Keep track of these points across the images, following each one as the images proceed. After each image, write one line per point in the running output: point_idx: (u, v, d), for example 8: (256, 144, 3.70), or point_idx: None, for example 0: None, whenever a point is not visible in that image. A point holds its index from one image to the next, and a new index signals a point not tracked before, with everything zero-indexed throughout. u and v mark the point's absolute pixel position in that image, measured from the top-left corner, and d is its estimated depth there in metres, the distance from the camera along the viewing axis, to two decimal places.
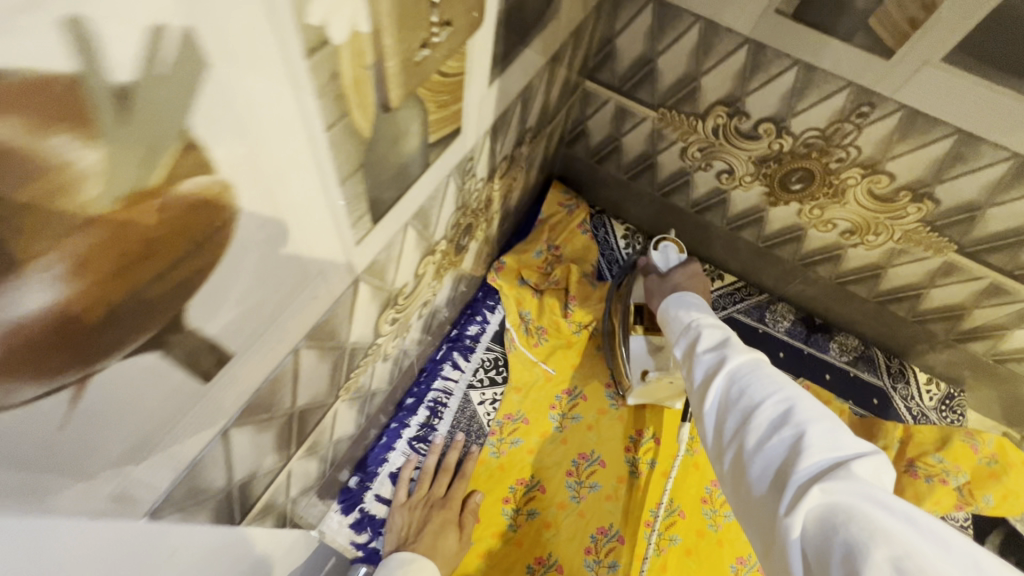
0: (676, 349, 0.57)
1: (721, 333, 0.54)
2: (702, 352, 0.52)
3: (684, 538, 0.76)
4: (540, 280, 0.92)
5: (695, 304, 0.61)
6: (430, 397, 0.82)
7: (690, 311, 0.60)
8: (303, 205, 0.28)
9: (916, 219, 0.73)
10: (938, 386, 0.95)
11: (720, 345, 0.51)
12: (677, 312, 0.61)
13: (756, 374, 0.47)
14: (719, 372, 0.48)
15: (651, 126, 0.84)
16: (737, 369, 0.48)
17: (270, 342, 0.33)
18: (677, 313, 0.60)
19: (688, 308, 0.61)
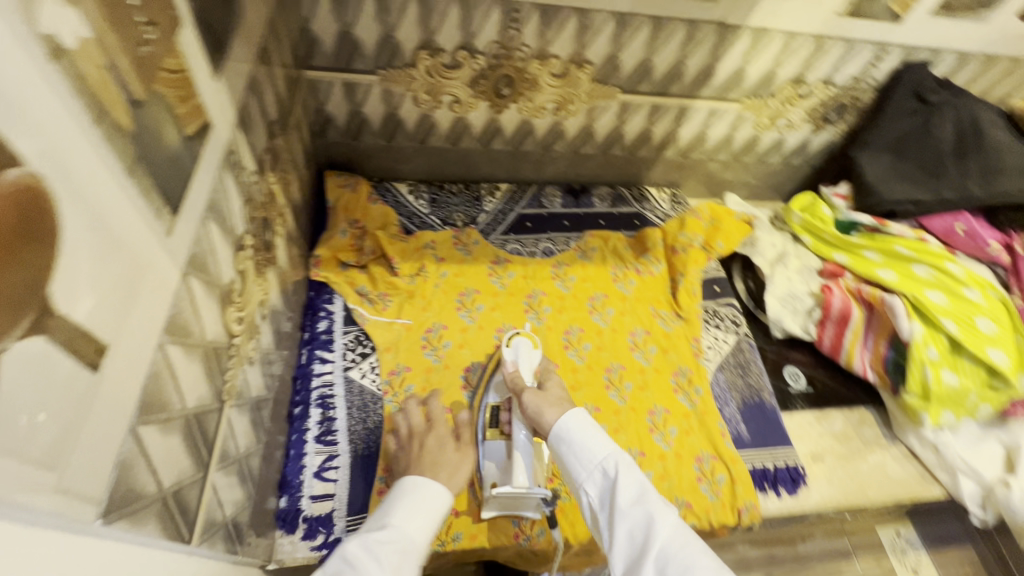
0: (590, 489, 0.68)
1: (627, 487, 0.64)
2: (625, 510, 0.62)
3: (567, 379, 0.97)
4: (358, 257, 1.01)
5: (585, 428, 0.72)
6: (315, 397, 0.86)
7: (585, 442, 0.70)
8: (105, 198, 0.34)
9: (589, 80, 0.99)
10: (666, 191, 1.29)
11: (639, 524, 0.61)
12: (574, 446, 0.70)
13: (682, 563, 0.57)
14: (655, 560, 0.58)
15: (380, 89, 0.96)
16: (671, 553, 0.58)
17: (136, 336, 0.38)
18: (578, 447, 0.70)
19: (584, 436, 0.71)
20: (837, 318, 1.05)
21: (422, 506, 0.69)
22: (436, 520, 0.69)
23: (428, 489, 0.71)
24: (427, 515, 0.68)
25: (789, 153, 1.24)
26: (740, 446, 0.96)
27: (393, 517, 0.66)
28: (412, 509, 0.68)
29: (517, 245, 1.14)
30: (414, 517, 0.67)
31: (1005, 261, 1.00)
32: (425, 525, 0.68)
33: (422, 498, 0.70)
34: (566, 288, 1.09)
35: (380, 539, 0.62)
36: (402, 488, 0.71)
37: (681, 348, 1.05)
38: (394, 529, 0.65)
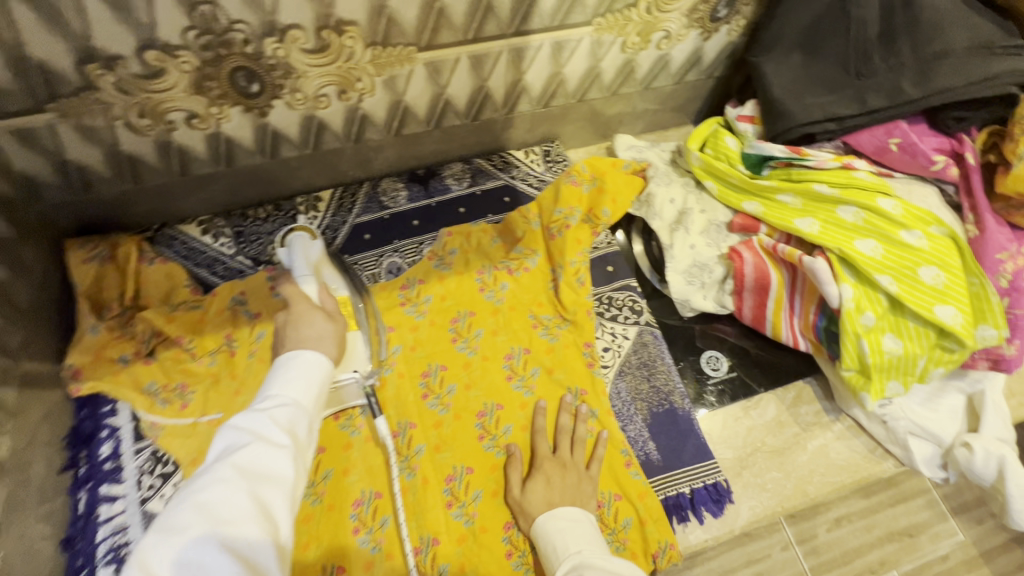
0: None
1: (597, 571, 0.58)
2: None
3: (428, 440, 0.79)
4: (137, 346, 0.78)
5: (568, 519, 0.67)
6: (104, 551, 0.69)
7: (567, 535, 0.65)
8: None
9: (363, 46, 0.71)
10: (537, 150, 1.03)
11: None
12: (554, 539, 0.66)
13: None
14: None
15: (71, 126, 0.68)
16: None
17: None
18: (557, 541, 0.65)
19: (566, 532, 0.66)
20: (753, 286, 0.84)
21: (298, 372, 0.59)
22: (321, 382, 0.60)
23: (302, 359, 0.61)
24: (307, 377, 0.59)
25: (680, 71, 0.97)
26: (650, 473, 0.79)
27: (273, 388, 0.57)
28: (285, 373, 0.58)
29: (354, 271, 0.91)
30: (294, 383, 0.57)
31: (952, 175, 0.77)
32: (311, 386, 0.59)
33: (302, 364, 0.60)
34: (421, 316, 0.88)
35: (261, 411, 0.53)
36: (279, 363, 0.60)
37: (571, 362, 0.85)
38: (273, 397, 0.56)
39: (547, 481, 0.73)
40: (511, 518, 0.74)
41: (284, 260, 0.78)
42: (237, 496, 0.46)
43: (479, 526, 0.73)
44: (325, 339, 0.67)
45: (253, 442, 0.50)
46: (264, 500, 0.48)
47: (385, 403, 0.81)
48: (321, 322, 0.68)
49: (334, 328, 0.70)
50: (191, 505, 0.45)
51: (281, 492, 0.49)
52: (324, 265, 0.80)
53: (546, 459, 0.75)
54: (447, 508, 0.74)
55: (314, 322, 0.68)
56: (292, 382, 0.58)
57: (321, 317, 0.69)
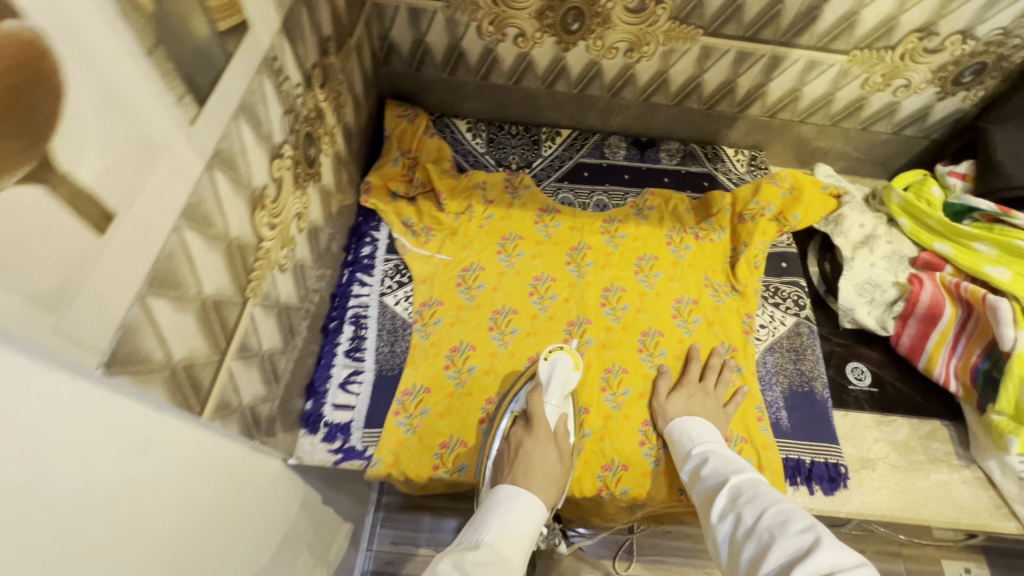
0: (682, 466, 0.77)
1: (723, 459, 0.73)
2: (710, 469, 0.72)
3: (597, 337, 0.94)
4: (408, 188, 1.02)
5: (699, 424, 0.80)
6: (350, 314, 0.91)
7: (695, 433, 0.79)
8: (115, 66, 0.36)
9: (667, 18, 0.90)
10: (745, 153, 1.16)
11: (724, 469, 0.71)
12: (686, 432, 0.79)
13: (753, 490, 0.65)
14: (726, 487, 0.67)
15: (443, 16, 0.94)
16: (740, 486, 0.67)
17: (148, 209, 0.40)
18: (690, 433, 0.79)
19: (696, 429, 0.80)
20: (923, 315, 0.91)
21: (513, 523, 0.68)
22: (527, 534, 0.69)
23: (522, 499, 0.71)
24: (518, 528, 0.68)
25: (902, 122, 1.07)
26: (776, 434, 0.88)
27: (488, 536, 0.67)
28: (506, 530, 0.68)
29: (569, 195, 1.09)
30: (507, 538, 0.66)
31: None
32: (519, 545, 0.67)
33: (512, 509, 0.70)
34: (613, 245, 1.04)
35: (473, 562, 0.62)
36: (498, 496, 0.71)
37: (730, 324, 0.97)
38: (487, 548, 0.65)
39: (689, 396, 0.86)
40: (651, 416, 0.87)
41: (543, 374, 0.84)
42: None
43: (623, 413, 0.87)
44: (549, 482, 0.74)
45: None
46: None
47: (571, 298, 0.97)
48: (551, 458, 0.76)
49: (558, 467, 0.76)
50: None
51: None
52: (569, 399, 0.85)
53: (691, 381, 0.88)
54: (600, 391, 0.88)
55: (546, 455, 0.76)
56: (508, 537, 0.67)
57: (552, 452, 0.77)
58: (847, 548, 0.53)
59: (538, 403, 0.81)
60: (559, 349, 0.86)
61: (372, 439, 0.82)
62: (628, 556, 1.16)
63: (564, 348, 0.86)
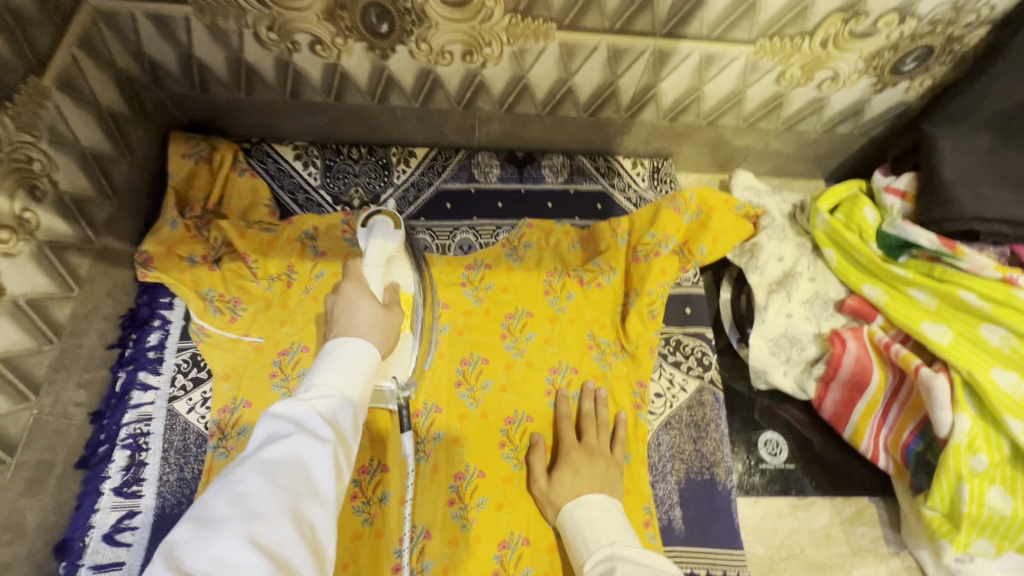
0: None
1: (630, 564, 0.56)
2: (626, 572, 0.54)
3: (448, 430, 0.75)
4: (207, 251, 0.80)
5: (598, 516, 0.64)
6: (125, 434, 0.71)
7: (596, 534, 0.63)
8: None
9: (503, 12, 0.66)
10: (647, 163, 0.94)
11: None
12: (584, 531, 0.64)
13: None
14: None
15: (203, 24, 0.68)
16: None
17: None
18: (587, 532, 0.63)
19: (595, 521, 0.64)
20: (847, 380, 0.73)
21: (345, 358, 0.56)
22: (366, 374, 0.57)
23: (349, 345, 0.57)
24: (352, 364, 0.56)
25: (834, 118, 0.85)
26: (667, 541, 0.72)
27: (317, 376, 0.54)
28: (335, 363, 0.55)
29: (425, 237, 0.88)
30: (336, 371, 0.54)
31: None
32: (355, 377, 0.55)
33: (342, 351, 0.56)
34: (477, 300, 0.84)
35: (303, 398, 0.51)
36: (324, 350, 0.57)
37: (617, 397, 0.79)
38: (315, 385, 0.53)
39: (574, 471, 0.71)
40: (536, 506, 0.71)
41: (359, 242, 0.74)
42: (285, 466, 0.45)
43: (474, 534, 0.70)
44: (373, 328, 0.62)
45: (292, 438, 0.47)
46: (304, 464, 0.46)
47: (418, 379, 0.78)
48: (369, 308, 0.64)
49: (381, 315, 0.64)
50: (228, 494, 0.43)
51: (321, 456, 0.47)
52: (394, 265, 0.76)
53: (572, 448, 0.73)
54: (448, 506, 0.71)
55: (361, 307, 0.64)
56: (338, 372, 0.54)
57: (368, 301, 0.65)
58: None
59: (353, 267, 0.70)
60: (377, 215, 0.77)
61: None
62: None
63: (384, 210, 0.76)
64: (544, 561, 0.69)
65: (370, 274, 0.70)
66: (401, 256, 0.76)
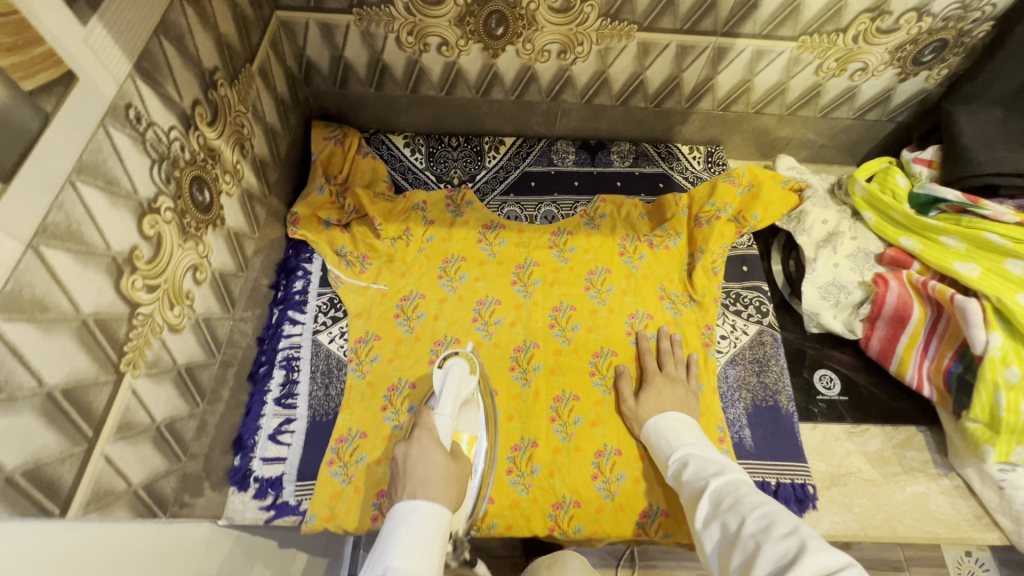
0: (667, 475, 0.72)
1: (704, 460, 0.68)
2: (690, 474, 0.67)
3: (546, 362, 0.88)
4: (340, 215, 0.96)
5: (677, 427, 0.76)
6: (281, 357, 0.85)
7: (674, 440, 0.74)
8: None
9: (596, 16, 0.83)
10: (701, 149, 1.10)
11: (703, 473, 0.66)
12: (665, 435, 0.75)
13: (736, 494, 0.60)
14: (709, 492, 0.62)
15: (358, 30, 0.87)
16: (722, 489, 0.62)
17: None
18: (669, 436, 0.75)
19: (674, 430, 0.76)
20: (891, 317, 0.85)
21: (415, 530, 0.55)
22: (438, 543, 0.56)
23: (422, 512, 0.57)
24: (425, 539, 0.55)
25: (864, 106, 1.00)
26: (740, 454, 0.83)
27: (394, 558, 0.52)
28: (410, 545, 0.54)
29: (515, 208, 1.03)
30: (415, 552, 0.53)
31: None
32: (430, 556, 0.54)
33: (413, 522, 0.56)
34: (563, 260, 0.98)
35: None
36: (394, 521, 0.57)
37: (689, 337, 0.92)
38: (392, 573, 0.51)
39: (659, 393, 0.83)
40: (624, 422, 0.83)
41: (436, 385, 0.76)
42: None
43: (573, 445, 0.82)
44: (447, 480, 0.63)
45: None
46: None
47: (517, 322, 0.92)
48: (440, 456, 0.65)
49: (452, 467, 0.65)
50: None
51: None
52: (465, 408, 0.77)
53: (655, 375, 0.85)
54: (550, 422, 0.83)
55: (433, 458, 0.64)
56: (415, 551, 0.53)
57: (439, 452, 0.66)
58: (833, 547, 0.47)
59: (427, 418, 0.70)
60: (454, 355, 0.79)
61: (305, 492, 0.77)
62: (629, 564, 1.06)
63: (460, 352, 0.79)
64: (635, 466, 0.80)
65: (443, 422, 0.71)
66: (472, 401, 0.78)
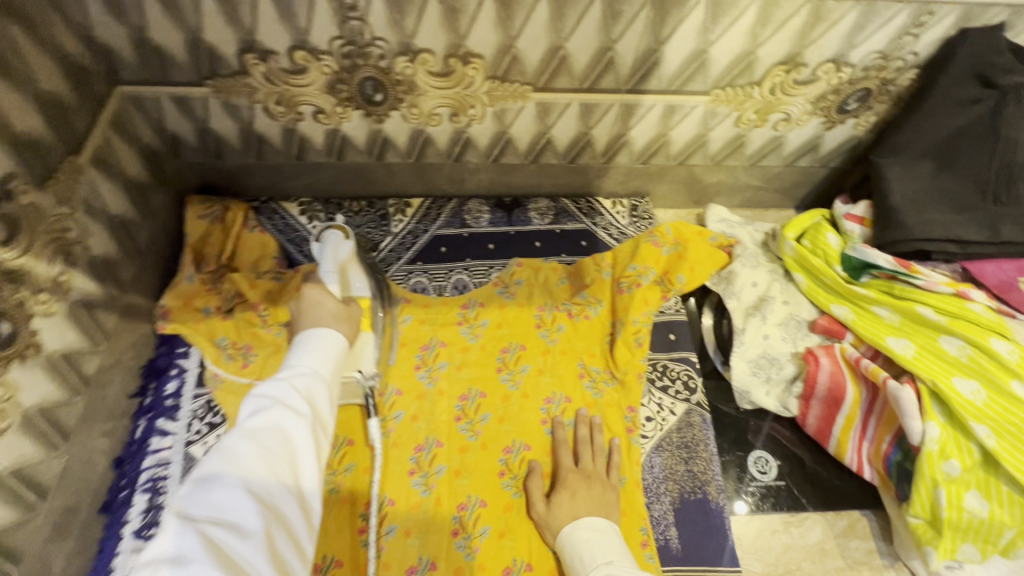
0: None
1: None
2: None
3: (450, 462, 0.79)
4: (221, 302, 0.86)
5: (595, 538, 0.68)
6: (144, 478, 0.75)
7: (591, 557, 0.66)
8: None
9: (484, 78, 0.75)
10: (626, 202, 1.02)
11: None
12: (580, 551, 0.67)
13: None
14: None
15: (218, 101, 0.77)
16: None
17: None
18: (584, 551, 0.67)
19: (592, 541, 0.68)
20: (824, 396, 0.78)
21: (316, 344, 0.60)
22: (337, 357, 0.61)
23: (321, 336, 0.62)
24: (322, 347, 0.60)
25: (793, 155, 0.93)
26: (665, 561, 0.74)
27: (292, 359, 0.58)
28: (309, 350, 0.59)
29: (422, 280, 0.94)
30: (312, 353, 0.58)
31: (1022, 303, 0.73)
32: (328, 358, 0.60)
33: (319, 339, 0.61)
34: (473, 337, 0.89)
35: (283, 378, 0.54)
36: (298, 339, 0.61)
37: (610, 421, 0.83)
38: (290, 365, 0.57)
39: (572, 494, 0.74)
40: (536, 530, 0.74)
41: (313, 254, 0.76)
42: (267, 432, 0.48)
43: (478, 563, 0.72)
44: (338, 318, 0.69)
45: (272, 405, 0.50)
46: (287, 432, 0.49)
47: (420, 414, 0.82)
48: (331, 301, 0.70)
49: (343, 308, 0.71)
50: (216, 456, 0.45)
51: (304, 428, 0.50)
52: (351, 268, 0.79)
53: (569, 473, 0.77)
54: (452, 537, 0.74)
55: (324, 301, 0.70)
56: (311, 354, 0.59)
57: (330, 296, 0.71)
58: None
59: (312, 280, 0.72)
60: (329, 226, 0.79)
61: None
62: None
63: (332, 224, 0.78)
64: None
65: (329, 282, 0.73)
66: (354, 261, 0.80)
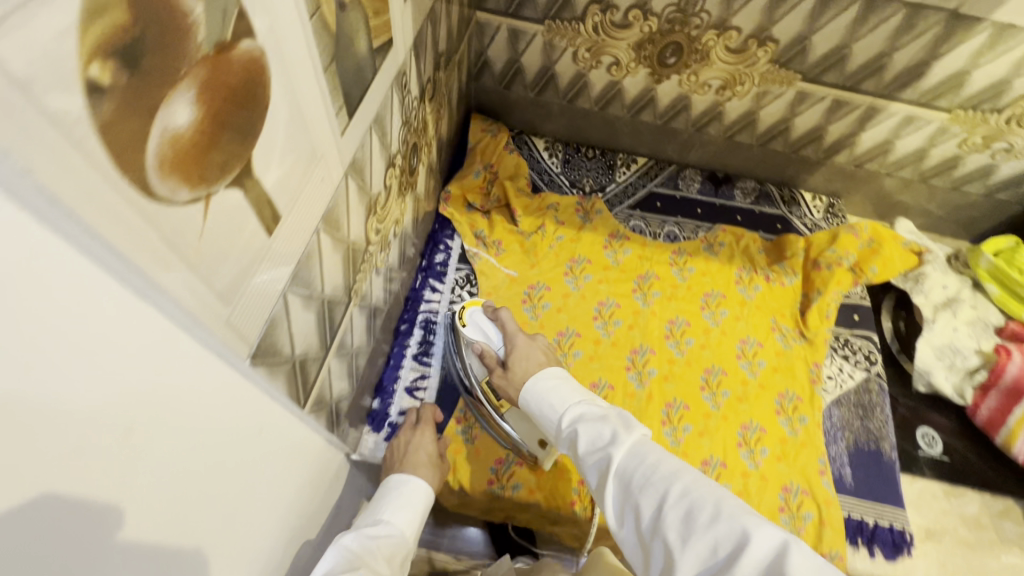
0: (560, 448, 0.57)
1: (597, 422, 0.54)
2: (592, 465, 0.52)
3: (660, 368, 0.93)
4: (484, 202, 1.05)
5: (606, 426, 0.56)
6: (420, 319, 0.93)
7: (554, 404, 0.59)
8: (305, 69, 0.37)
9: (767, 60, 0.90)
10: (823, 200, 1.14)
11: (599, 442, 0.52)
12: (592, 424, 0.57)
13: (644, 472, 0.48)
14: (614, 474, 0.49)
15: (543, 39, 0.96)
16: (625, 467, 0.49)
17: (294, 216, 0.41)
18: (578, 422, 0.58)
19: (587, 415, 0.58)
20: (1007, 388, 0.88)
21: (403, 496, 0.65)
22: (424, 502, 0.66)
23: (411, 485, 0.67)
24: (410, 503, 0.64)
25: (997, 185, 1.04)
26: (839, 490, 0.86)
27: (384, 513, 0.62)
28: (546, 398, 0.60)
29: (640, 224, 1.09)
30: (404, 513, 0.63)
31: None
32: (413, 515, 0.64)
33: (407, 490, 0.66)
34: (681, 278, 1.04)
35: (376, 536, 0.58)
36: (390, 484, 0.66)
37: (796, 372, 0.95)
38: (383, 523, 0.61)
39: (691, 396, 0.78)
40: (732, 437, 0.88)
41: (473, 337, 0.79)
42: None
43: (682, 450, 0.86)
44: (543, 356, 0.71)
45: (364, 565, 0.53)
46: None
47: (635, 326, 0.97)
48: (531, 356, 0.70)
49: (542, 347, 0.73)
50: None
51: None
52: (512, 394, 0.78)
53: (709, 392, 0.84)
54: (662, 425, 0.88)
55: (530, 358, 0.70)
56: (401, 511, 0.63)
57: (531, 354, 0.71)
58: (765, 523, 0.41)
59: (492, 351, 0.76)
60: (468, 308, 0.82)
61: None
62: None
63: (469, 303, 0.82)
64: (740, 480, 0.84)
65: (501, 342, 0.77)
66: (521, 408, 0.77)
